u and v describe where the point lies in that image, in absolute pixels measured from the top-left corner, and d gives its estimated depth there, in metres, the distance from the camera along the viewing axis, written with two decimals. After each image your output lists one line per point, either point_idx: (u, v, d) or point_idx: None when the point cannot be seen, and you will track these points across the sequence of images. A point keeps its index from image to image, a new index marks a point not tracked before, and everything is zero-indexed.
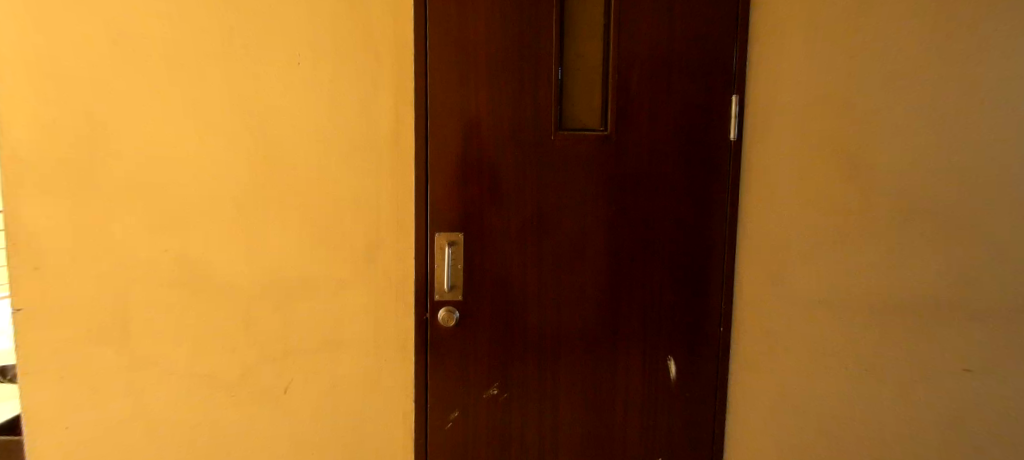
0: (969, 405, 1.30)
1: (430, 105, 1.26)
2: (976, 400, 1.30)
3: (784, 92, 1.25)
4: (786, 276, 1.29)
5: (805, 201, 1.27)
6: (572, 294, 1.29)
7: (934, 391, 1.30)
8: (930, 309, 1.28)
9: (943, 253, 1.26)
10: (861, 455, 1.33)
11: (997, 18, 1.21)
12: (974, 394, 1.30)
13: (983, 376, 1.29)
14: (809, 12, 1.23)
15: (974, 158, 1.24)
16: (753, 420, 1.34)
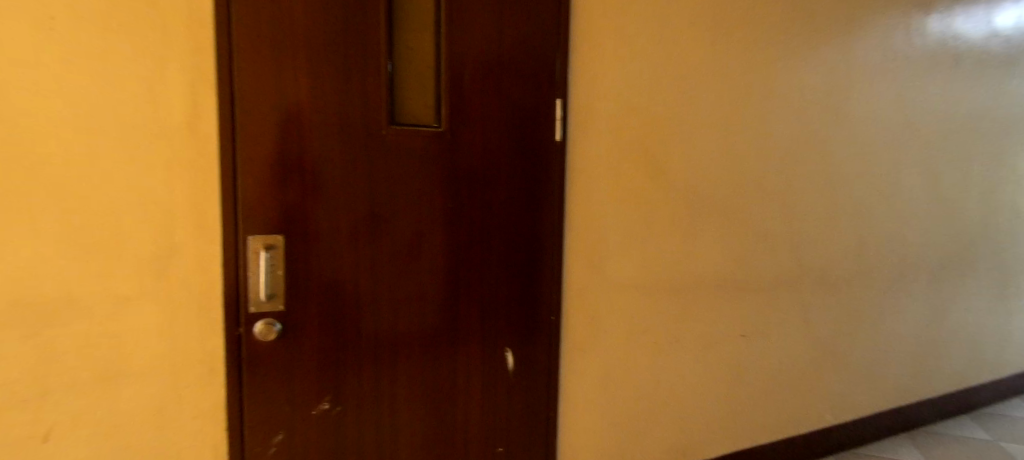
0: (715, 343, 2.12)
1: (237, 94, 1.30)
2: (722, 338, 2.14)
3: (591, 105, 1.75)
4: (599, 259, 1.82)
5: (611, 190, 1.82)
6: (409, 294, 1.52)
7: (701, 335, 2.08)
8: (695, 280, 2.03)
9: (697, 231, 2.01)
10: (654, 389, 2.00)
11: (712, 69, 1.98)
12: (723, 336, 2.14)
13: (727, 323, 2.14)
14: (610, 51, 1.77)
15: (712, 167, 2.02)
16: (586, 363, 1.84)
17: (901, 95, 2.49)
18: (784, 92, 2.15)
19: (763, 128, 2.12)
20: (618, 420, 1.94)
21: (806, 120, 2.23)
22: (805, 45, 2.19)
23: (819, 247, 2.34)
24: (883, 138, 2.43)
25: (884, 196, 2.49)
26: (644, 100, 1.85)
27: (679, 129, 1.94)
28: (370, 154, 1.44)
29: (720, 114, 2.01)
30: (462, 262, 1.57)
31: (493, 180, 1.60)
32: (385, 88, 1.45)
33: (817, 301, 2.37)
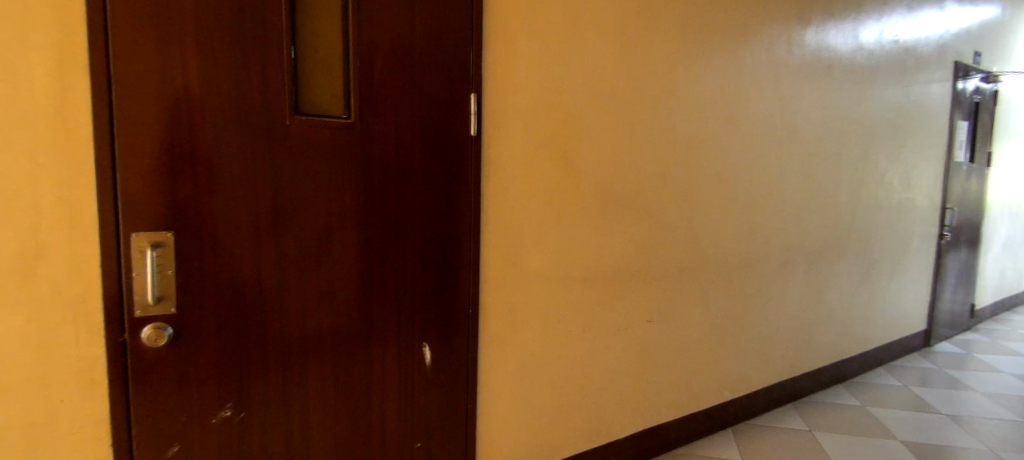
0: (798, 322, 2.44)
1: (368, 18, 1.25)
2: (793, 318, 2.41)
3: (717, 92, 1.95)
4: (711, 230, 2.01)
5: (724, 170, 2.02)
6: (532, 245, 1.60)
7: (777, 312, 2.33)
8: (776, 262, 2.28)
9: (785, 219, 2.28)
10: (717, 359, 2.13)
11: (797, 76, 2.22)
12: (789, 315, 2.39)
13: (797, 303, 2.42)
14: (734, 46, 1.98)
15: (798, 165, 2.30)
16: (693, 323, 2.02)
17: (903, 113, 2.79)
18: (855, 110, 2.52)
19: (845, 141, 2.51)
20: (712, 386, 2.14)
21: (855, 135, 2.56)
22: (860, 68, 2.51)
23: (863, 246, 2.70)
24: (900, 153, 2.83)
25: (898, 204, 2.87)
26: (752, 93, 2.06)
27: (775, 126, 2.17)
28: (573, 125, 1.63)
29: (810, 121, 2.32)
30: (569, 220, 1.66)
31: (646, 154, 1.80)
32: (588, 67, 1.64)
33: (846, 293, 2.66)
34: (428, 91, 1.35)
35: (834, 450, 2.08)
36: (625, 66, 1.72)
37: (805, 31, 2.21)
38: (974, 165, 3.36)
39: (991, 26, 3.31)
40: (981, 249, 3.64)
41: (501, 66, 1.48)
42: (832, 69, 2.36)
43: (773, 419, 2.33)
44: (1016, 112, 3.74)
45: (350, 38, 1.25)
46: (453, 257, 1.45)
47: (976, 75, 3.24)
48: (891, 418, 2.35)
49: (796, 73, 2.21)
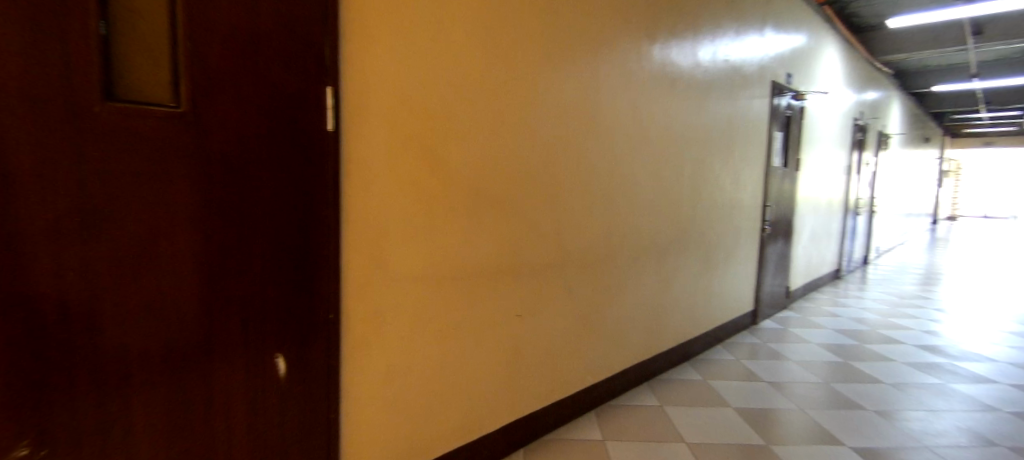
0: (650, 309, 2.70)
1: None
2: (646, 305, 2.66)
3: (575, 97, 2.07)
4: (572, 228, 2.14)
5: (583, 171, 2.16)
6: (397, 246, 1.57)
7: (632, 301, 2.56)
8: (631, 256, 2.49)
9: (638, 216, 2.50)
10: (580, 347, 2.29)
11: (647, 86, 2.44)
12: (643, 303, 2.63)
13: (649, 292, 2.67)
14: (591, 55, 2.12)
15: (648, 167, 2.53)
16: (558, 316, 2.14)
17: (734, 123, 3.22)
18: (695, 119, 2.84)
19: (688, 147, 2.82)
20: (576, 373, 2.30)
21: (696, 141, 2.89)
22: (699, 82, 2.84)
23: (703, 239, 3.08)
24: (731, 158, 3.26)
25: (730, 202, 3.31)
26: (607, 100, 2.22)
27: (629, 131, 2.37)
28: (437, 124, 1.63)
29: (658, 127, 2.56)
30: (435, 220, 1.65)
31: (511, 154, 1.86)
32: (452, 66, 1.64)
33: (690, 282, 3.00)
34: (276, 81, 1.25)
35: (680, 421, 2.34)
36: (489, 68, 1.75)
37: (653, 46, 2.45)
38: (788, 168, 3.99)
39: (799, 53, 3.94)
40: (793, 240, 4.34)
41: (360, 61, 1.43)
42: (675, 82, 2.65)
43: (630, 398, 2.56)
44: (818, 125, 4.50)
45: (178, 16, 1.10)
46: (310, 259, 1.37)
47: (788, 93, 3.85)
48: (726, 389, 2.71)
49: (645, 83, 2.43)
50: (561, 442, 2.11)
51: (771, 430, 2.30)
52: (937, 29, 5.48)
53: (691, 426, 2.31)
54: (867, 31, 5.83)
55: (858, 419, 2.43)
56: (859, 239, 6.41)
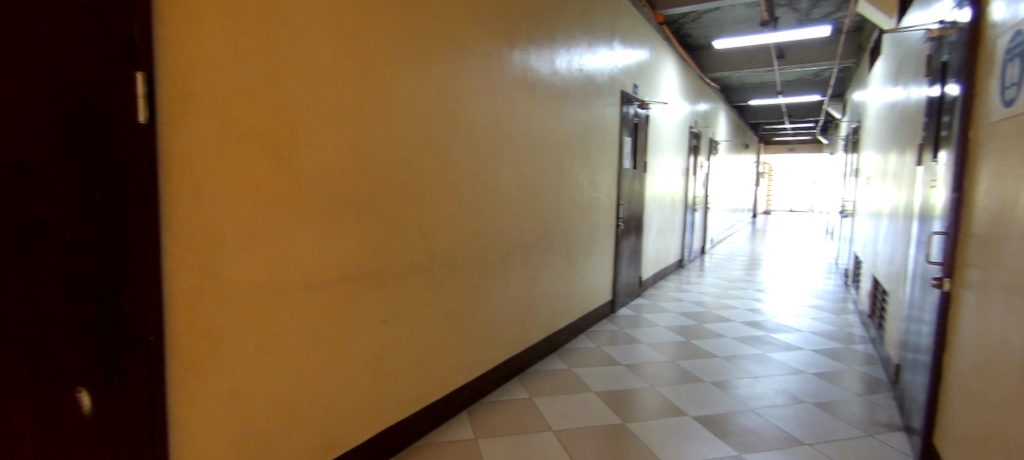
0: (517, 305, 2.81)
1: None
2: (513, 302, 2.76)
3: (435, 98, 2.07)
4: (437, 229, 2.14)
5: (447, 172, 2.16)
6: (237, 256, 1.42)
7: (499, 298, 2.63)
8: (497, 254, 2.57)
9: (502, 216, 2.58)
10: (449, 348, 2.29)
11: (506, 91, 2.53)
12: (509, 299, 2.72)
13: (516, 289, 2.77)
14: (450, 57, 2.13)
15: (511, 169, 2.62)
16: (426, 318, 2.13)
17: (589, 128, 3.48)
18: (554, 123, 3.01)
19: (548, 150, 2.98)
20: (446, 375, 2.30)
21: (555, 144, 3.06)
22: (556, 89, 3.02)
23: (565, 236, 3.28)
24: (588, 160, 3.51)
25: (588, 201, 3.57)
26: (468, 103, 2.26)
27: (491, 133, 2.43)
28: (281, 121, 1.50)
29: (520, 131, 2.67)
30: (283, 225, 1.53)
31: (370, 154, 1.79)
32: (297, 59, 1.54)
33: (553, 277, 3.18)
34: (68, 67, 1.06)
35: (547, 410, 2.47)
36: (340, 65, 1.68)
37: (511, 51, 2.54)
38: (637, 170, 4.42)
39: (643, 66, 4.39)
40: (643, 234, 4.83)
41: (182, 46, 1.27)
42: (533, 87, 2.78)
43: (501, 394, 2.64)
44: (661, 132, 5.06)
45: None
46: (120, 272, 1.18)
47: (635, 103, 4.26)
48: (589, 375, 2.92)
49: (505, 88, 2.52)
50: (433, 446, 2.10)
51: (626, 408, 2.53)
52: (750, 52, 6.50)
53: (558, 414, 2.44)
54: (697, 50, 6.70)
55: (697, 390, 2.77)
56: (697, 231, 7.36)
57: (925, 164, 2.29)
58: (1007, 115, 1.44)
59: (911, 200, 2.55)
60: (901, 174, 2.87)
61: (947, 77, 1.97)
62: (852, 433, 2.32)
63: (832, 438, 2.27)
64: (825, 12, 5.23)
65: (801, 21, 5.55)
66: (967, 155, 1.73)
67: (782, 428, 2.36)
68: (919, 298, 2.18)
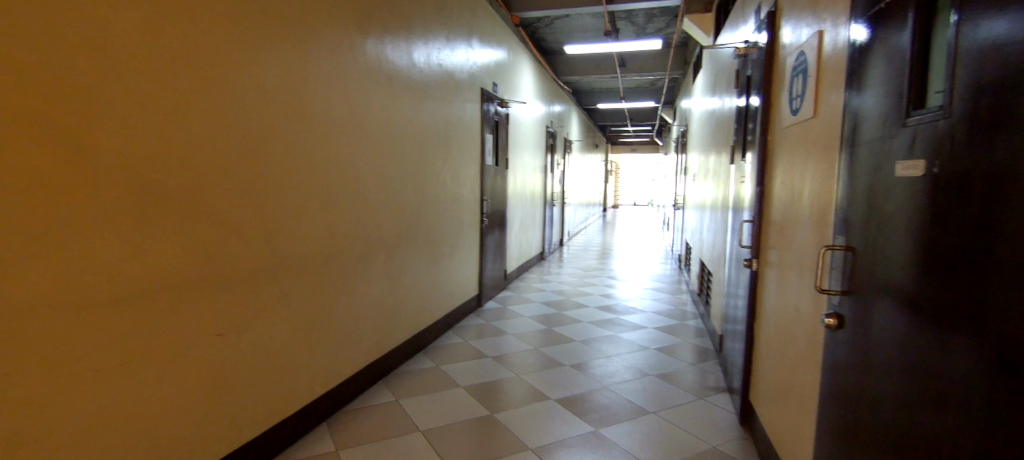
0: (378, 306, 2.70)
1: None
2: (373, 303, 2.65)
3: (267, 90, 1.92)
4: (276, 231, 1.99)
5: (285, 169, 2.03)
6: (10, 268, 1.21)
7: (357, 300, 2.51)
8: (350, 255, 2.45)
9: (356, 214, 2.48)
10: (298, 358, 2.15)
11: (353, 84, 2.43)
12: (369, 301, 2.61)
13: (376, 290, 2.67)
14: (281, 46, 1.99)
15: (363, 166, 2.53)
16: (268, 327, 1.98)
17: (450, 124, 3.47)
18: (412, 118, 2.95)
19: (406, 146, 2.92)
20: (296, 386, 2.14)
21: (414, 140, 3.00)
22: (413, 83, 2.95)
23: (429, 233, 3.23)
24: (450, 156, 3.50)
25: (452, 197, 3.56)
26: (307, 96, 2.14)
27: (335, 127, 2.32)
28: (56, 108, 1.28)
29: (372, 126, 2.58)
30: (77, 232, 1.33)
31: (187, 148, 1.61)
32: (78, 35, 1.32)
33: (418, 275, 3.11)
34: None
35: (414, 410, 2.42)
36: (144, 46, 1.47)
37: (357, 43, 2.43)
38: (499, 166, 4.53)
39: (501, 65, 4.49)
40: (506, 229, 4.97)
41: None
42: (386, 81, 2.68)
43: (364, 401, 2.52)
44: (521, 130, 5.26)
45: None
46: None
47: (495, 101, 4.35)
48: (456, 370, 2.92)
49: (351, 81, 2.41)
50: None
51: (493, 399, 2.58)
52: (597, 59, 7.07)
53: (426, 413, 2.40)
54: (550, 55, 7.11)
55: (559, 374, 2.95)
56: (555, 225, 7.82)
57: (736, 163, 2.70)
58: (794, 123, 1.75)
59: (727, 194, 2.98)
60: (719, 171, 3.35)
61: (751, 89, 2.34)
62: (687, 399, 2.65)
63: (672, 405, 2.56)
64: (657, 27, 5.89)
65: (638, 34, 6.19)
66: (767, 156, 2.07)
67: (631, 401, 2.60)
68: (735, 277, 2.57)
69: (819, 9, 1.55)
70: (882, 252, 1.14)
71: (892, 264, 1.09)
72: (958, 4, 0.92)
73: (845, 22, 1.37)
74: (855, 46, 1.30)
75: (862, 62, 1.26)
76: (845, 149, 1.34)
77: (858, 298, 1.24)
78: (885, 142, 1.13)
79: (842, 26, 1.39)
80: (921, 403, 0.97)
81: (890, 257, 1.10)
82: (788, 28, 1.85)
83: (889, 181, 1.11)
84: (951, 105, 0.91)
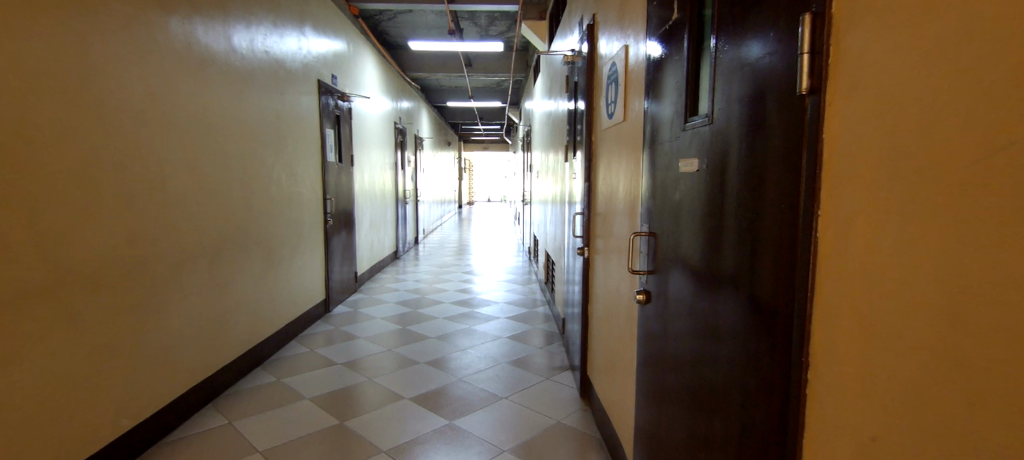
0: (202, 320, 2.40)
1: None
2: (194, 317, 2.34)
3: (35, 69, 1.59)
4: (57, 240, 1.66)
5: (68, 165, 1.69)
6: None
7: (173, 316, 2.20)
8: (161, 264, 2.14)
9: (166, 217, 2.16)
10: (98, 389, 1.82)
11: (155, 67, 2.11)
12: (188, 315, 2.30)
13: (197, 301, 2.36)
14: (54, 17, 1.65)
15: (174, 162, 2.21)
16: (50, 355, 1.63)
17: (283, 117, 3.21)
18: (234, 108, 2.66)
19: (228, 140, 2.62)
20: (96, 422, 1.81)
21: (239, 134, 2.72)
22: (233, 70, 2.66)
23: (261, 236, 2.95)
24: (284, 151, 3.23)
25: (288, 196, 3.29)
26: (94, 79, 1.81)
27: (135, 115, 1.99)
28: None
29: (183, 116, 2.27)
30: None
31: None
32: None
33: (250, 283, 2.83)
34: None
35: (252, 431, 2.20)
36: None
37: (158, 20, 2.12)
38: (343, 163, 4.31)
39: (341, 57, 4.28)
40: (354, 229, 4.75)
41: None
42: (199, 66, 2.38)
43: (189, 428, 2.22)
44: (366, 126, 5.06)
45: None
46: None
47: (335, 94, 4.12)
48: (301, 382, 2.72)
49: (154, 64, 2.09)
50: None
51: (343, 407, 2.46)
52: (442, 57, 7.12)
53: (265, 432, 2.20)
54: (394, 49, 6.95)
55: (413, 372, 2.92)
56: (409, 223, 7.69)
57: (568, 161, 2.96)
58: (610, 125, 1.99)
59: (563, 189, 3.25)
60: (556, 168, 3.65)
61: (578, 94, 2.59)
62: (536, 380, 2.84)
63: (522, 388, 2.72)
64: (498, 29, 6.15)
65: (482, 35, 6.39)
66: (591, 154, 2.31)
67: (485, 390, 2.70)
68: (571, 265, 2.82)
69: (625, 25, 1.78)
70: (675, 234, 1.35)
71: (682, 245, 1.31)
72: (715, 32, 1.14)
73: (643, 38, 1.59)
74: (651, 60, 1.52)
75: (657, 75, 1.48)
76: (647, 147, 1.56)
77: (660, 276, 1.46)
78: (674, 142, 1.35)
79: (641, 42, 1.62)
80: (704, 357, 1.18)
81: (681, 240, 1.32)
82: (603, 41, 2.09)
83: (677, 176, 1.32)
84: (714, 113, 1.12)
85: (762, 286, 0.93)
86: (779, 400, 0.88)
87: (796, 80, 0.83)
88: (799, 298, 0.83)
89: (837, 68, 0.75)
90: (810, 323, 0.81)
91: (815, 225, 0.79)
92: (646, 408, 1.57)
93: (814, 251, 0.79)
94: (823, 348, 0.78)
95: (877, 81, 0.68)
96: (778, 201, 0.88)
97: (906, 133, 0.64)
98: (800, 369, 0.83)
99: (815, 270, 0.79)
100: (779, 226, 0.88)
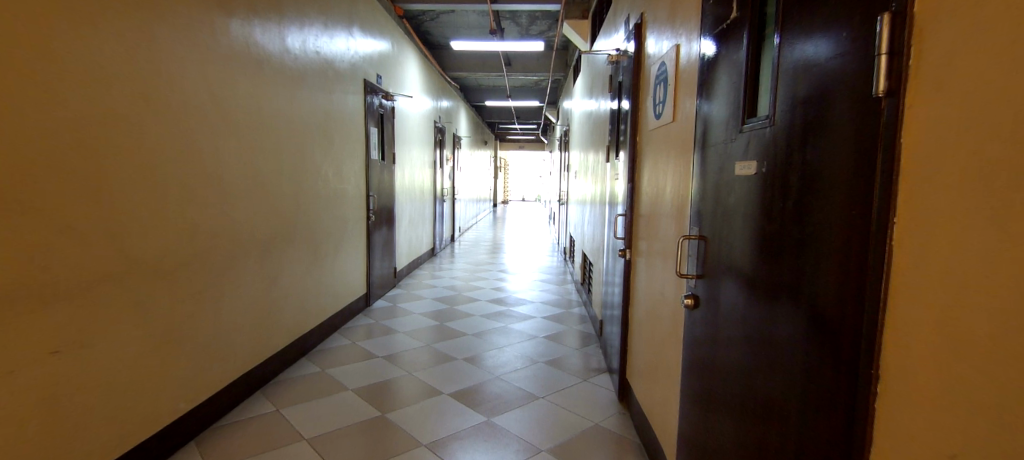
0: (253, 311, 2.50)
1: None
2: (246, 308, 2.45)
3: (110, 73, 1.70)
4: (127, 233, 1.77)
5: (137, 163, 1.81)
6: None
7: (228, 306, 2.31)
8: (218, 257, 2.24)
9: (223, 211, 2.27)
10: (160, 372, 1.93)
11: (216, 70, 2.21)
12: (241, 307, 2.41)
13: (249, 294, 2.47)
14: (127, 25, 1.77)
15: (231, 159, 2.32)
16: (119, 339, 1.75)
17: (330, 115, 3.30)
18: (286, 108, 2.76)
19: (280, 138, 2.72)
20: (158, 403, 1.92)
21: (290, 132, 2.82)
22: (287, 71, 2.76)
23: (309, 230, 3.05)
24: (331, 149, 3.32)
25: (334, 193, 3.39)
26: (161, 82, 1.92)
27: (197, 115, 2.10)
28: None
29: (240, 116, 2.38)
30: None
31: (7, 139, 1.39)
32: None
33: (298, 276, 2.92)
34: None
35: (299, 418, 2.29)
36: None
37: (218, 24, 2.22)
38: (385, 161, 4.40)
39: (385, 57, 4.37)
40: (395, 226, 4.85)
41: None
42: (255, 67, 2.48)
43: (239, 413, 2.33)
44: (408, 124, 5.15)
45: None
46: None
47: (379, 93, 4.22)
48: (343, 374, 2.80)
49: (214, 66, 2.20)
50: None
51: (384, 399, 2.52)
52: (483, 57, 7.17)
53: (310, 420, 2.27)
54: (436, 49, 7.05)
55: (451, 368, 2.96)
56: (446, 221, 7.80)
57: (611, 161, 2.92)
58: (657, 126, 1.96)
59: (604, 190, 3.23)
60: (597, 169, 3.62)
61: (623, 93, 2.56)
62: (573, 381, 2.83)
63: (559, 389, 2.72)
64: (539, 28, 6.13)
65: (522, 34, 6.40)
66: (636, 154, 2.29)
67: (522, 388, 2.71)
68: (612, 266, 2.79)
69: (676, 24, 1.75)
70: (728, 237, 1.32)
71: (736, 248, 1.28)
72: (779, 30, 1.10)
73: (696, 38, 1.56)
74: (705, 59, 1.49)
75: (711, 74, 1.45)
76: (699, 148, 1.53)
77: (710, 280, 1.43)
78: (728, 144, 1.32)
79: (694, 41, 1.59)
80: (759, 364, 1.14)
81: (734, 243, 1.29)
82: (652, 40, 2.06)
83: (732, 178, 1.29)
84: (776, 114, 1.09)
85: (826, 294, 0.90)
86: (843, 413, 0.85)
87: (870, 82, 0.80)
88: (869, 308, 0.79)
89: (919, 68, 0.72)
90: (883, 335, 0.77)
91: (891, 232, 0.75)
92: (692, 414, 1.54)
93: (888, 259, 0.76)
94: (895, 361, 0.74)
95: (966, 83, 0.65)
96: (847, 206, 0.85)
97: (998, 139, 0.60)
98: (869, 381, 0.79)
99: (889, 280, 0.76)
100: (849, 233, 0.84)
